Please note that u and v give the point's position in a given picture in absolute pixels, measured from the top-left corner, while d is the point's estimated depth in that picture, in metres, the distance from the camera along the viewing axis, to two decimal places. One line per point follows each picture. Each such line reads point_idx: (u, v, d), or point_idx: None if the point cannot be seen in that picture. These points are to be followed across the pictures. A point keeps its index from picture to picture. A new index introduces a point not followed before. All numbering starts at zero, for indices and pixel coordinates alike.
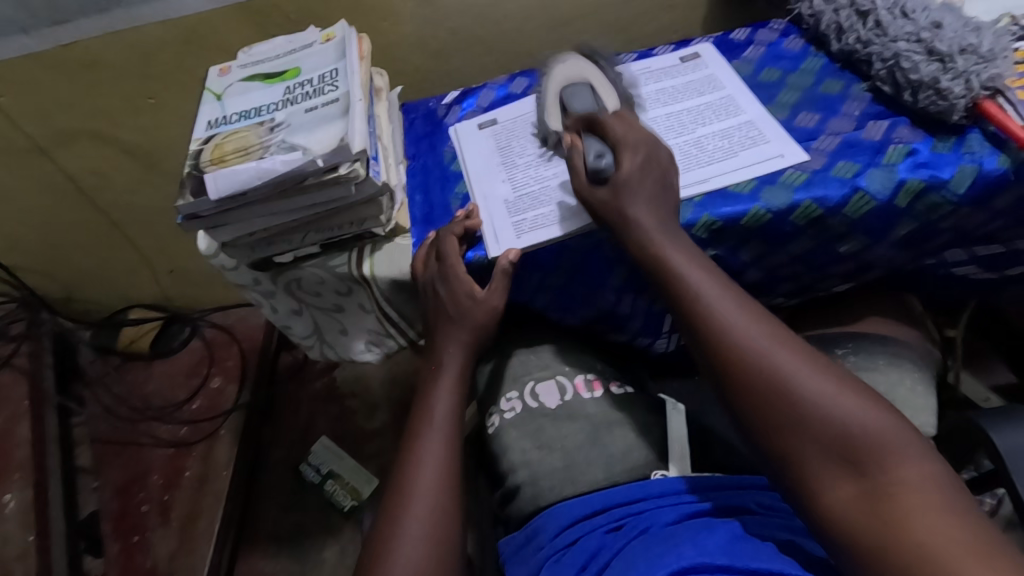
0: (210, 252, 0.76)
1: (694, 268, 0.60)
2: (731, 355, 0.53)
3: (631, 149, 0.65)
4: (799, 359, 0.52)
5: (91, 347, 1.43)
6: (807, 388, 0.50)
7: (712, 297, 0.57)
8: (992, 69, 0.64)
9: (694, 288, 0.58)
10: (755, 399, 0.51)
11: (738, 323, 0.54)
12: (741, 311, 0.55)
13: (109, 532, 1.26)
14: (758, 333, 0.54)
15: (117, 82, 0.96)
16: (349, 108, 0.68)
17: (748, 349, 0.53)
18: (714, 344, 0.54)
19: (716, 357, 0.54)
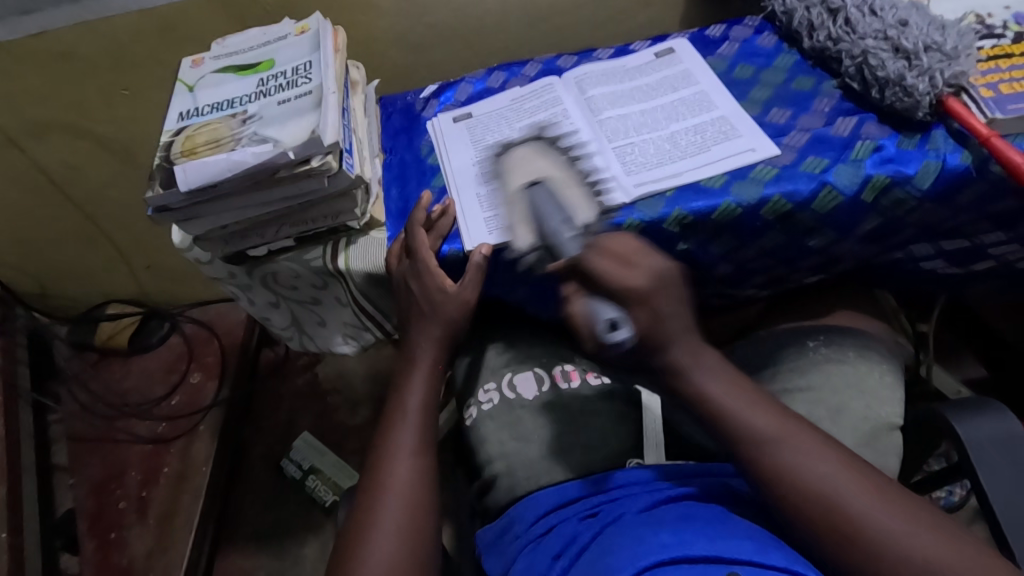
0: (184, 246, 0.77)
1: (742, 396, 0.56)
2: (803, 506, 0.51)
3: (641, 302, 0.57)
4: (870, 494, 0.50)
5: (67, 342, 1.41)
6: (890, 528, 0.48)
7: (770, 435, 0.54)
8: (955, 67, 0.66)
9: (750, 422, 0.55)
10: (840, 549, 0.49)
11: (803, 463, 0.52)
12: (801, 447, 0.53)
13: (85, 530, 1.25)
14: (827, 472, 0.52)
15: (89, 73, 0.94)
16: (322, 101, 0.67)
17: (821, 493, 0.51)
18: (784, 492, 0.52)
19: (785, 506, 0.52)
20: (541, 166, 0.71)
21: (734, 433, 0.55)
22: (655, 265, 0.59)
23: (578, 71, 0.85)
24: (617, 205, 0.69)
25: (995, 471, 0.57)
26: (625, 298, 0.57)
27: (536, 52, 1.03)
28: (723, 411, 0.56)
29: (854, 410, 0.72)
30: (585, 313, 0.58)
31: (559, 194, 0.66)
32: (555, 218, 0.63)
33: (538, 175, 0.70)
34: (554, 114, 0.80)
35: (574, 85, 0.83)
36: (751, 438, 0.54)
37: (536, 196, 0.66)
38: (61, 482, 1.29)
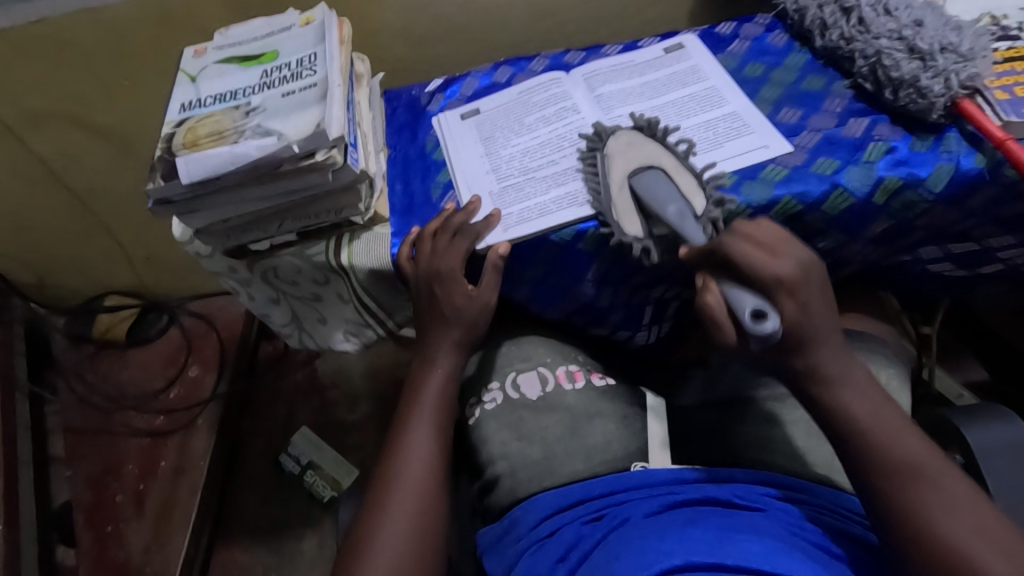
0: (184, 239, 0.76)
1: (884, 420, 0.54)
2: (923, 548, 0.49)
3: (790, 293, 0.56)
4: (1006, 560, 0.47)
5: (64, 334, 1.40)
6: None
7: (908, 468, 0.52)
8: (971, 68, 0.65)
9: (889, 448, 0.53)
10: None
11: (935, 509, 0.50)
12: (939, 491, 0.50)
13: (83, 523, 1.24)
14: (961, 523, 0.49)
15: (89, 62, 0.93)
16: (327, 94, 0.66)
17: (947, 545, 0.48)
18: (907, 530, 0.50)
19: (903, 544, 0.50)
20: (642, 153, 0.70)
21: (867, 457, 0.53)
22: (801, 258, 0.58)
23: (586, 68, 0.83)
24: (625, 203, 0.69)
25: (1004, 481, 0.56)
26: (766, 286, 0.56)
27: (542, 47, 1.02)
28: (857, 432, 0.54)
29: None
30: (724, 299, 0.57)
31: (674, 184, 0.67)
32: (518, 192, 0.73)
33: (645, 162, 0.69)
34: (563, 109, 0.79)
35: (582, 82, 0.82)
36: (885, 468, 0.52)
37: (653, 182, 0.67)
38: (58, 475, 1.28)
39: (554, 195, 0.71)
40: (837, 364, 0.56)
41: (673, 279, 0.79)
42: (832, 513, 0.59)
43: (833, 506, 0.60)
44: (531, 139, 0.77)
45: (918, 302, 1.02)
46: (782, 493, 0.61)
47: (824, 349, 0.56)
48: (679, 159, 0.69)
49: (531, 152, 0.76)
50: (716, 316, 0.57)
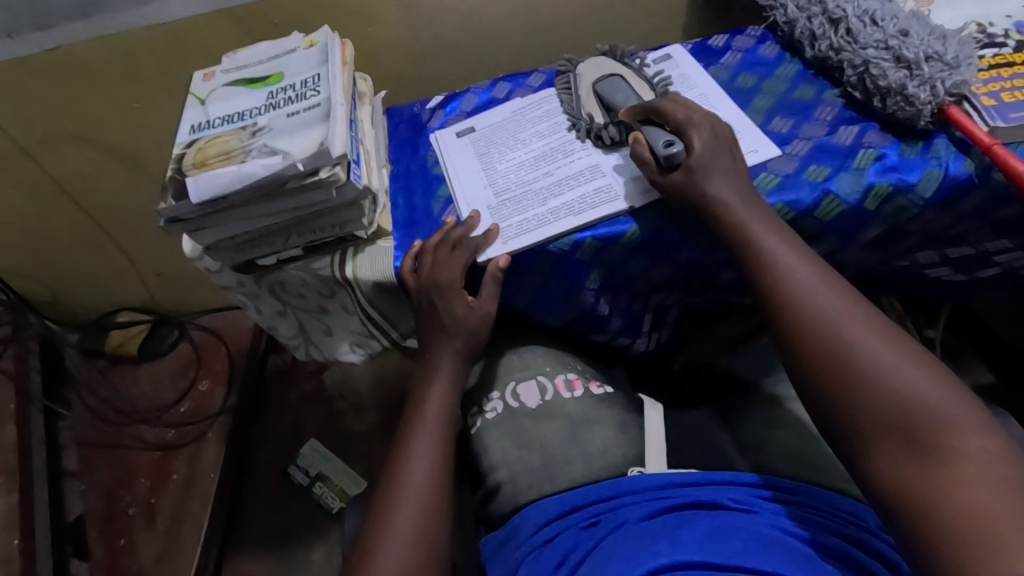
0: (195, 255, 0.78)
1: (778, 235, 0.61)
2: (799, 326, 0.55)
3: (696, 128, 0.67)
4: (873, 338, 0.52)
5: (77, 350, 1.43)
6: (871, 359, 0.51)
7: (791, 264, 0.59)
8: (957, 76, 0.66)
9: (777, 252, 0.60)
10: (815, 364, 0.53)
11: (811, 293, 0.56)
12: (816, 279, 0.57)
13: (96, 536, 1.26)
14: (834, 305, 0.55)
15: (102, 85, 0.96)
16: (330, 114, 0.69)
17: (820, 324, 0.54)
18: (785, 311, 0.57)
19: (781, 322, 0.57)
20: (607, 67, 0.82)
21: (758, 259, 0.60)
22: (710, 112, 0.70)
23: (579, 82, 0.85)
24: (622, 212, 0.71)
25: None
26: (681, 124, 0.68)
27: (540, 62, 1.05)
28: (752, 239, 0.61)
29: None
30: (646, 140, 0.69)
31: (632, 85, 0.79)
32: (509, 132, 0.83)
33: (609, 73, 0.81)
34: (557, 123, 0.81)
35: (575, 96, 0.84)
36: (773, 266, 0.59)
37: (614, 83, 0.79)
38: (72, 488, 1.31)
39: (552, 207, 0.73)
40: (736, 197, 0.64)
41: (672, 285, 0.83)
42: (826, 514, 0.60)
43: (823, 506, 0.61)
44: (527, 152, 0.79)
45: (919, 305, 1.02)
46: (774, 495, 0.62)
47: (726, 182, 0.64)
48: (636, 72, 0.81)
49: (527, 165, 0.78)
50: (643, 154, 0.68)
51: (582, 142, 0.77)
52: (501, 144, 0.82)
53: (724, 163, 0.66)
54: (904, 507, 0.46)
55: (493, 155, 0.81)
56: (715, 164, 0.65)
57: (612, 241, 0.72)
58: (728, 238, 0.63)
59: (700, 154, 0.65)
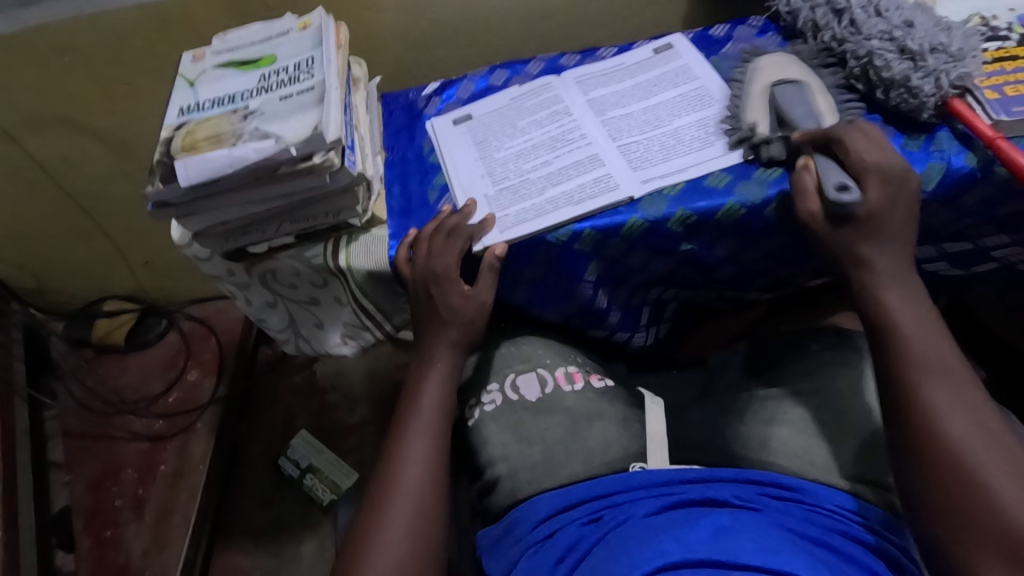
0: (183, 242, 0.76)
1: (928, 337, 0.58)
2: (930, 441, 0.53)
3: (879, 179, 0.62)
4: (1011, 476, 0.50)
5: (63, 339, 1.40)
6: (1004, 497, 0.49)
7: (937, 372, 0.55)
8: (961, 68, 0.66)
9: (924, 355, 0.56)
10: (939, 483, 0.51)
11: (949, 412, 0.53)
12: (957, 395, 0.54)
13: (82, 528, 1.24)
14: (974, 432, 0.52)
15: (89, 66, 0.93)
16: (324, 97, 0.67)
17: (952, 445, 0.52)
18: (917, 420, 0.54)
19: (909, 429, 0.55)
20: (790, 70, 0.74)
21: (898, 357, 0.57)
22: (898, 159, 0.63)
23: (579, 70, 0.84)
24: (622, 202, 0.70)
25: None
26: (862, 170, 0.62)
27: (539, 50, 1.03)
28: (897, 338, 0.58)
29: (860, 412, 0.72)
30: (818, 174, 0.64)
31: (811, 96, 0.71)
32: (506, 129, 0.80)
33: (793, 78, 0.73)
34: (555, 112, 0.79)
35: (574, 85, 0.82)
36: (912, 366, 0.56)
37: (784, 93, 0.71)
38: (57, 480, 1.28)
39: (550, 196, 0.72)
40: (889, 289, 0.60)
41: (671, 278, 0.82)
42: (829, 513, 0.60)
43: (824, 504, 0.60)
44: (525, 141, 0.78)
45: (915, 302, 1.02)
46: (778, 493, 0.62)
47: (869, 274, 0.61)
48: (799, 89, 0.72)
49: (525, 154, 0.76)
50: (807, 185, 0.64)
51: (583, 133, 0.76)
52: (499, 139, 0.79)
53: (886, 244, 0.61)
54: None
55: (491, 151, 0.78)
56: (867, 245, 0.61)
57: (612, 232, 0.71)
58: (872, 328, 0.60)
59: (868, 218, 0.61)
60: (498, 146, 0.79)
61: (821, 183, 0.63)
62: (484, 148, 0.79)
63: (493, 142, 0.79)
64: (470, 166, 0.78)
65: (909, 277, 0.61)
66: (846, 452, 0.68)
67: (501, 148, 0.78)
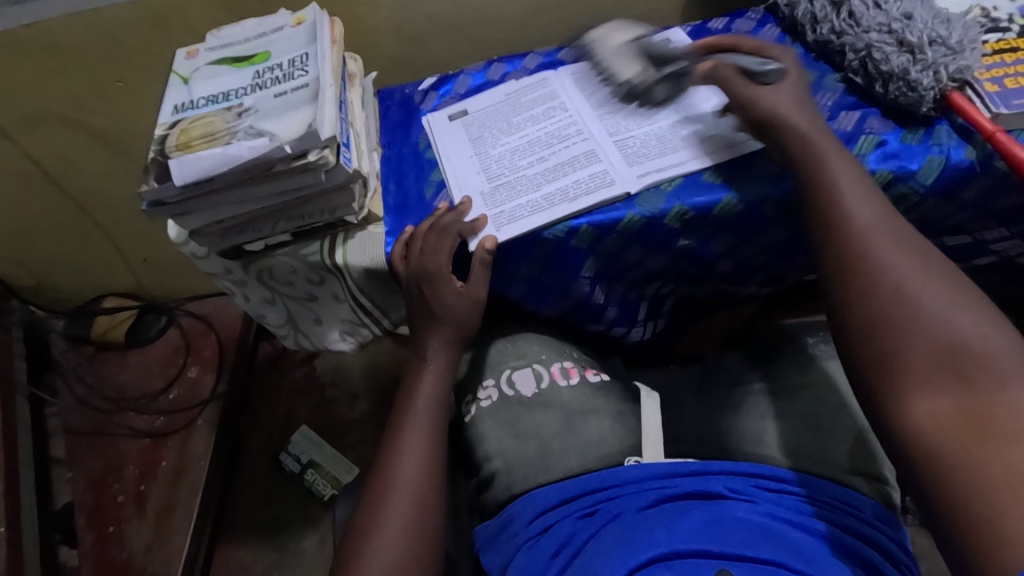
0: (180, 240, 0.76)
1: (854, 181, 0.60)
2: (857, 260, 0.56)
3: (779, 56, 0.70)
4: (938, 286, 0.53)
5: (63, 336, 1.40)
6: (933, 305, 0.51)
7: (882, 249, 0.55)
8: (961, 61, 0.65)
9: (870, 237, 0.56)
10: (871, 297, 0.54)
11: (911, 284, 0.53)
12: (913, 265, 0.54)
13: (84, 524, 1.25)
14: (898, 250, 0.55)
15: (82, 64, 0.93)
16: (318, 94, 0.66)
17: (878, 264, 0.55)
18: (846, 248, 0.57)
19: (836, 263, 0.57)
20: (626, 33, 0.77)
21: (828, 194, 0.59)
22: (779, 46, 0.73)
23: (576, 65, 0.83)
24: (618, 198, 0.69)
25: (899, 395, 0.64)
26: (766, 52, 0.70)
27: (536, 44, 1.02)
28: (824, 175, 0.60)
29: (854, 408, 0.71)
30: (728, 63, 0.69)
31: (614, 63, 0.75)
32: (503, 125, 0.79)
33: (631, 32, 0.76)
34: (551, 107, 0.79)
35: (571, 80, 0.82)
36: (859, 250, 0.56)
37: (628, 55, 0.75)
38: (59, 476, 1.29)
39: (547, 192, 0.71)
40: (814, 132, 0.63)
41: (669, 273, 0.82)
42: (822, 504, 0.60)
43: (819, 498, 0.60)
44: (521, 137, 0.77)
45: None
46: (772, 485, 0.61)
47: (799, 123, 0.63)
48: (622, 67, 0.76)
49: (520, 150, 0.76)
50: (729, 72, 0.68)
51: (580, 128, 0.76)
52: (496, 135, 0.79)
53: (804, 99, 0.66)
54: (930, 458, 0.47)
55: (487, 148, 0.78)
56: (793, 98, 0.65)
57: (608, 228, 0.70)
58: (797, 169, 0.62)
59: (790, 81, 0.67)
60: (494, 142, 0.78)
61: (745, 70, 0.68)
62: (479, 142, 0.79)
63: (490, 138, 0.79)
64: (467, 163, 0.77)
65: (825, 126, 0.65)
66: (841, 446, 0.68)
67: (499, 145, 0.78)
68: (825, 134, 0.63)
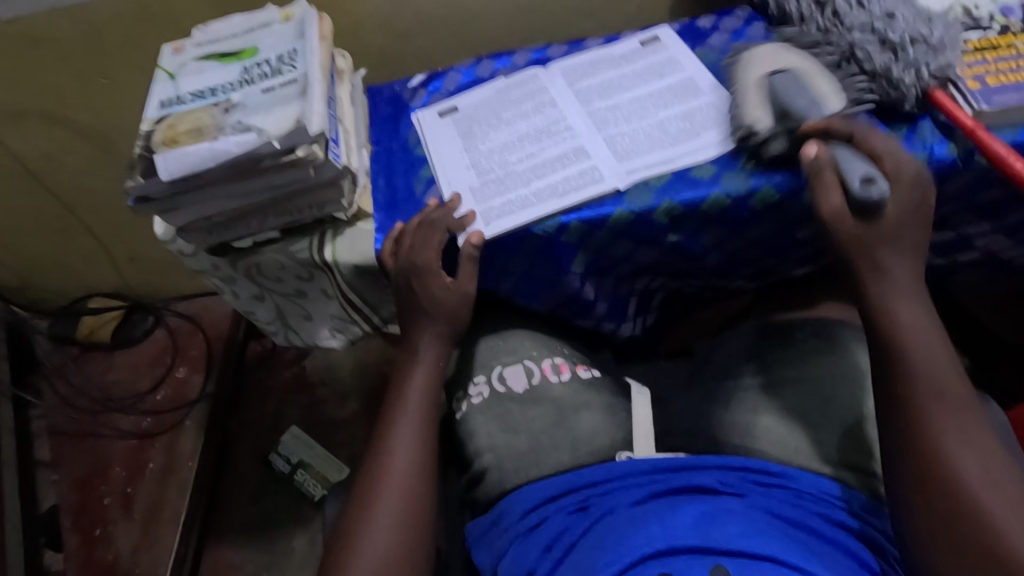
0: (167, 237, 0.76)
1: (924, 339, 0.58)
2: (914, 428, 0.55)
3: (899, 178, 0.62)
4: (1003, 496, 0.50)
5: (47, 336, 1.38)
6: (999, 518, 0.49)
7: (945, 420, 0.54)
8: (941, 60, 0.67)
9: (932, 404, 0.55)
10: (921, 471, 0.53)
11: (965, 463, 0.52)
12: (972, 447, 0.52)
13: (70, 526, 1.23)
14: (956, 418, 0.54)
15: (66, 59, 0.92)
16: (307, 89, 0.66)
17: (944, 457, 0.52)
18: (905, 413, 0.55)
19: (894, 424, 0.56)
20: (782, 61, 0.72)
21: (894, 348, 0.58)
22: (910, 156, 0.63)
23: (565, 62, 0.84)
24: (608, 194, 0.70)
25: None
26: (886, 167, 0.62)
27: (524, 41, 1.02)
28: (891, 331, 0.59)
29: (841, 401, 0.71)
30: (840, 165, 0.62)
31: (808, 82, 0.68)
32: (491, 122, 0.79)
33: (785, 66, 0.71)
34: (541, 104, 0.79)
35: (560, 76, 0.82)
36: (917, 415, 0.55)
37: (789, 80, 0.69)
38: (44, 478, 1.27)
39: (535, 188, 0.72)
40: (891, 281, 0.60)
41: (658, 269, 0.82)
42: (808, 497, 0.61)
43: (805, 490, 0.61)
44: (510, 133, 0.77)
45: None
46: (760, 479, 0.62)
47: (881, 274, 0.61)
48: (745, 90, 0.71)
49: (510, 146, 0.76)
50: (831, 181, 0.62)
51: (568, 125, 0.76)
52: (486, 131, 0.79)
53: (901, 238, 0.61)
54: None
55: (477, 143, 0.78)
56: (884, 247, 0.61)
57: (598, 224, 0.71)
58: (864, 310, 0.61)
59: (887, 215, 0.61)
60: (484, 138, 0.78)
61: (845, 177, 0.62)
62: (469, 138, 0.79)
63: (479, 134, 0.79)
64: (456, 159, 0.77)
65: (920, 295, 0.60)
66: (828, 439, 0.68)
67: (488, 141, 0.78)
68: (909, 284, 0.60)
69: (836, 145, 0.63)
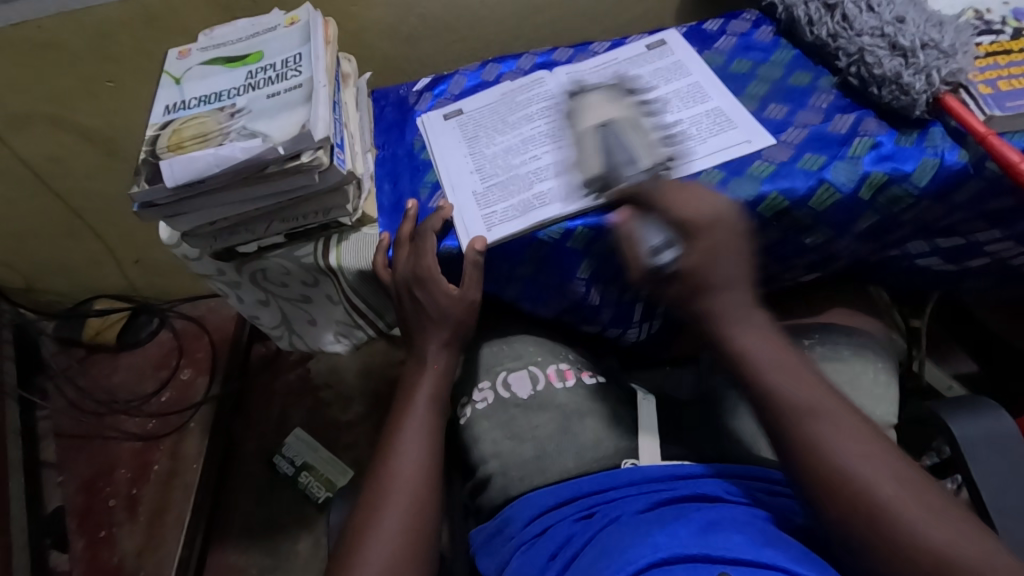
0: (172, 242, 0.76)
1: (777, 366, 0.56)
2: (810, 462, 0.52)
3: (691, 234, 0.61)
4: (919, 499, 0.49)
5: (53, 338, 1.39)
6: (921, 525, 0.47)
7: (832, 443, 0.52)
8: (952, 64, 0.66)
9: (816, 432, 0.53)
10: (832, 499, 0.51)
11: (877, 481, 0.50)
12: (873, 466, 0.50)
13: (76, 528, 1.24)
14: (845, 439, 0.52)
15: (73, 64, 0.92)
16: (313, 94, 0.66)
17: (848, 476, 0.50)
18: (799, 449, 0.53)
19: (791, 461, 0.53)
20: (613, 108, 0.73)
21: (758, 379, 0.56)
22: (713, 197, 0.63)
23: (570, 66, 0.83)
24: None
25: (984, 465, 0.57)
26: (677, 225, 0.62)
27: (530, 45, 1.02)
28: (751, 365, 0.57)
29: None
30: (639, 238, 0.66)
31: (624, 135, 0.69)
32: (497, 125, 0.79)
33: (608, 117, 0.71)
34: (546, 107, 0.79)
35: (565, 79, 0.82)
36: (808, 447, 0.52)
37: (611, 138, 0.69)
38: (49, 480, 1.28)
39: (540, 193, 0.71)
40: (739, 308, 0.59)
41: None
42: None
43: None
44: (516, 137, 0.77)
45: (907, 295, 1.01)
46: (768, 489, 0.61)
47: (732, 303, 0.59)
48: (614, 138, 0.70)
49: (514, 150, 0.76)
50: (632, 252, 0.66)
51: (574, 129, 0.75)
52: (492, 134, 0.78)
53: (737, 277, 0.60)
54: None
55: (483, 146, 0.78)
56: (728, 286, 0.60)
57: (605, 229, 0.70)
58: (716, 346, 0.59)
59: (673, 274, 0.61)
60: (489, 142, 0.78)
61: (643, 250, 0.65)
62: (475, 142, 0.78)
63: (485, 138, 0.78)
64: (462, 163, 0.77)
65: (762, 323, 0.59)
66: None
67: (493, 145, 0.77)
68: (746, 316, 0.59)
69: (636, 213, 0.66)
